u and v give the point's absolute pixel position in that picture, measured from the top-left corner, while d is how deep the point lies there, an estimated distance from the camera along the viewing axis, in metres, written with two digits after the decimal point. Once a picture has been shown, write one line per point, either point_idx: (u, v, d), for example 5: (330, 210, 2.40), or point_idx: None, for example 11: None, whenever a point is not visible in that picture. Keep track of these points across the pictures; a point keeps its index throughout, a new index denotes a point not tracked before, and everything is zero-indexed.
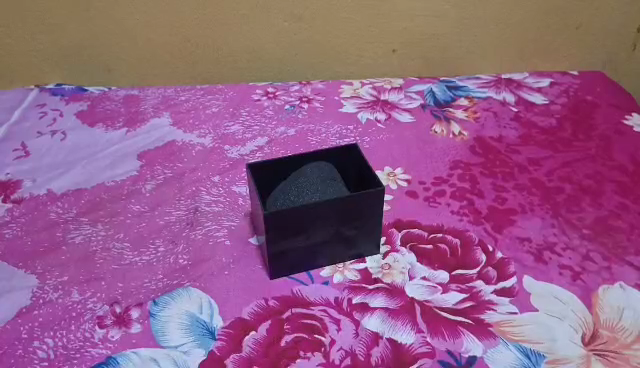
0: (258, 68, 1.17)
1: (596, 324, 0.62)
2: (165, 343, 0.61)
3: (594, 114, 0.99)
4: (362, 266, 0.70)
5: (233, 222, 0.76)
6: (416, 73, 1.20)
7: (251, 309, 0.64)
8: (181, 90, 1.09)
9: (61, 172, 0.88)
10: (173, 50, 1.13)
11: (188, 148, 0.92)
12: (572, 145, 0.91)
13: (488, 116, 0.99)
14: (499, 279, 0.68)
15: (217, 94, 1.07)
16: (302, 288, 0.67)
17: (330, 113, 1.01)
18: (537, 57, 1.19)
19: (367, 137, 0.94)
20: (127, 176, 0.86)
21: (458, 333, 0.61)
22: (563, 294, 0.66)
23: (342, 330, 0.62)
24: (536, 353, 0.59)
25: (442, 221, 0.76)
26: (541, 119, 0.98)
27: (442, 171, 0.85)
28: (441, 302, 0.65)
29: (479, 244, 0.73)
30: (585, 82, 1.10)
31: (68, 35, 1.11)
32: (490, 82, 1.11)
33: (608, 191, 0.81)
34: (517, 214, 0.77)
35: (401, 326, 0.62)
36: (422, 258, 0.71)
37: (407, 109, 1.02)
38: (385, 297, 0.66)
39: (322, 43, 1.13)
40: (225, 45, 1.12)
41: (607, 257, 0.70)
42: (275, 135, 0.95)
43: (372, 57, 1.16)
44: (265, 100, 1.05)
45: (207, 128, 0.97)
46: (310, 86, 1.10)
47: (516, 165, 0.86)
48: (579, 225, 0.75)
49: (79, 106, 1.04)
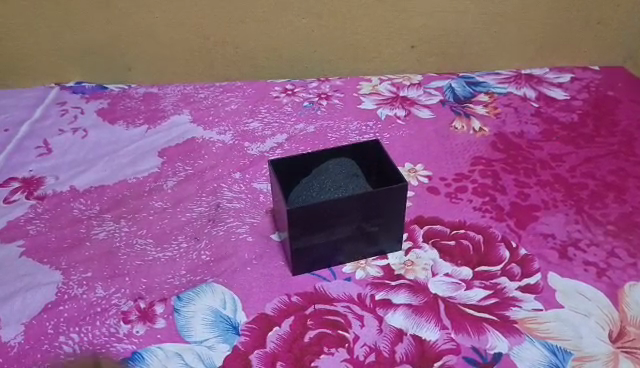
0: (277, 65, 1.17)
1: (623, 321, 0.62)
2: (190, 338, 0.61)
3: (617, 109, 0.98)
4: (384, 263, 0.70)
5: (255, 219, 0.76)
6: (434, 69, 1.19)
7: (274, 305, 0.65)
8: (201, 88, 1.09)
9: (83, 169, 0.89)
10: (192, 49, 1.14)
11: (208, 145, 0.92)
12: (594, 141, 0.90)
13: (509, 112, 0.98)
14: (523, 275, 0.67)
15: (235, 92, 1.07)
16: (325, 284, 0.67)
17: (350, 110, 1.00)
18: (556, 53, 1.18)
19: (386, 134, 0.93)
20: (148, 173, 0.86)
21: (482, 330, 0.61)
22: (588, 290, 0.65)
23: (365, 326, 0.62)
24: (562, 351, 0.59)
25: (465, 217, 0.76)
26: (562, 115, 0.97)
27: (464, 167, 0.85)
28: (465, 299, 0.65)
29: (502, 240, 0.72)
30: (607, 78, 1.08)
31: (88, 34, 1.12)
32: (510, 78, 1.09)
33: (632, 187, 0.80)
34: (540, 210, 0.76)
35: (425, 323, 0.62)
36: (444, 254, 0.70)
37: (427, 105, 1.01)
38: (408, 293, 0.66)
39: (341, 40, 1.13)
40: (244, 43, 1.13)
41: (632, 254, 0.69)
42: (294, 131, 0.95)
43: (390, 54, 1.16)
44: (284, 97, 1.05)
45: (226, 125, 0.97)
46: (329, 83, 1.09)
47: (538, 162, 0.85)
48: (603, 221, 0.74)
49: (99, 104, 1.05)
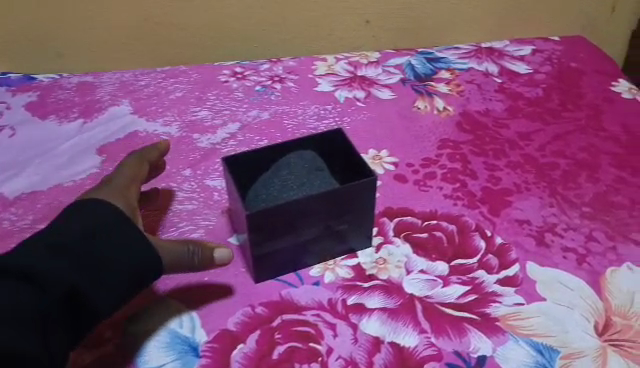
0: (225, 46, 1.08)
1: (607, 311, 0.59)
2: (144, 364, 0.55)
3: (580, 81, 0.95)
4: (354, 262, 0.65)
5: (210, 221, 0.70)
6: (391, 45, 1.14)
7: (237, 319, 0.59)
8: (141, 74, 0.99)
9: (13, 173, 0.79)
10: (129, 31, 1.04)
11: (152, 140, 0.84)
12: (562, 116, 0.87)
13: (472, 88, 0.94)
14: (502, 267, 0.63)
15: (180, 77, 0.98)
16: (292, 291, 0.61)
17: (305, 93, 0.94)
18: (514, 24, 1.14)
19: (347, 118, 0.87)
20: (87, 174, 0.78)
21: (463, 331, 0.57)
22: (569, 279, 0.62)
23: (338, 336, 0.57)
24: (548, 349, 0.55)
25: (436, 206, 0.71)
26: (526, 89, 0.93)
27: (431, 151, 0.80)
28: (443, 298, 0.60)
29: (477, 230, 0.68)
30: (568, 48, 1.05)
31: (10, 18, 1.00)
32: (471, 52, 1.05)
33: (604, 165, 0.77)
34: (513, 194, 0.73)
35: (403, 328, 0.57)
36: (417, 249, 0.66)
37: (387, 85, 0.95)
38: (382, 295, 0.61)
39: (292, 17, 1.05)
40: (187, 23, 1.04)
41: (610, 236, 0.67)
42: (248, 119, 0.88)
43: (344, 30, 1.09)
44: (233, 81, 0.97)
45: (171, 115, 0.89)
46: (281, 64, 1.02)
47: (507, 141, 0.81)
48: (578, 203, 0.71)
49: (27, 97, 0.94)
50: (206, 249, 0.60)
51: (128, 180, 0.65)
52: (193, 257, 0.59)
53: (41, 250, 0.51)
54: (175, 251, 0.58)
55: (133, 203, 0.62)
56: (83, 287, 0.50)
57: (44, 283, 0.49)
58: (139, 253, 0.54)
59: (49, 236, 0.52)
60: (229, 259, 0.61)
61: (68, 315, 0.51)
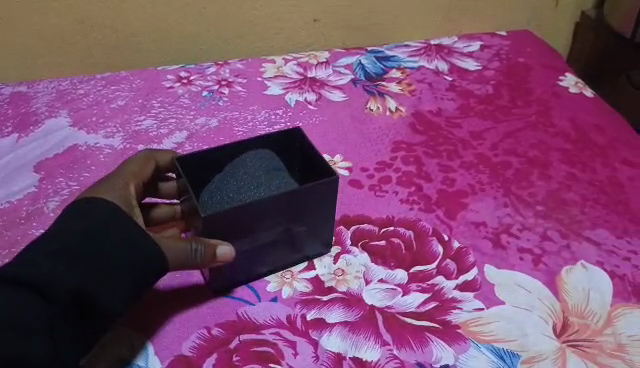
0: (169, 49, 1.04)
1: (565, 312, 0.59)
2: None
3: (529, 77, 0.96)
4: (312, 274, 0.63)
5: None
6: (341, 44, 1.12)
7: (192, 342, 0.56)
8: (79, 81, 0.94)
9: None
10: (64, 35, 0.98)
11: (94, 153, 0.80)
12: (512, 113, 0.87)
13: (423, 87, 0.93)
14: (460, 272, 0.63)
15: (121, 84, 0.94)
16: (248, 309, 0.59)
17: (254, 97, 0.91)
18: (462, 19, 1.14)
19: (298, 122, 0.85)
20: (24, 194, 0.73)
21: (425, 340, 0.56)
22: (526, 281, 0.62)
23: (299, 355, 0.55)
24: (509, 354, 0.55)
25: (392, 212, 0.70)
26: (477, 87, 0.94)
27: (385, 154, 0.79)
28: (403, 307, 0.59)
29: (434, 234, 0.67)
30: (515, 43, 1.06)
31: None
32: (420, 49, 1.04)
33: (555, 161, 0.78)
34: (468, 195, 0.72)
35: (365, 341, 0.56)
36: (376, 257, 0.64)
37: (337, 86, 0.94)
38: (342, 308, 0.59)
39: (237, 17, 1.02)
40: (126, 26, 0.99)
41: (564, 235, 0.67)
42: (195, 127, 0.84)
43: (291, 30, 1.07)
44: (179, 87, 0.93)
45: (114, 126, 0.85)
46: (228, 67, 0.99)
47: (459, 141, 0.81)
48: (532, 202, 0.71)
49: None
50: (209, 246, 0.55)
51: (126, 178, 0.60)
52: (196, 255, 0.55)
53: (40, 254, 0.48)
54: (176, 251, 0.54)
55: (132, 199, 0.59)
56: (88, 293, 0.48)
57: (46, 292, 0.47)
58: (138, 252, 0.51)
59: (45, 240, 0.49)
60: (230, 256, 0.56)
61: (74, 323, 0.49)
